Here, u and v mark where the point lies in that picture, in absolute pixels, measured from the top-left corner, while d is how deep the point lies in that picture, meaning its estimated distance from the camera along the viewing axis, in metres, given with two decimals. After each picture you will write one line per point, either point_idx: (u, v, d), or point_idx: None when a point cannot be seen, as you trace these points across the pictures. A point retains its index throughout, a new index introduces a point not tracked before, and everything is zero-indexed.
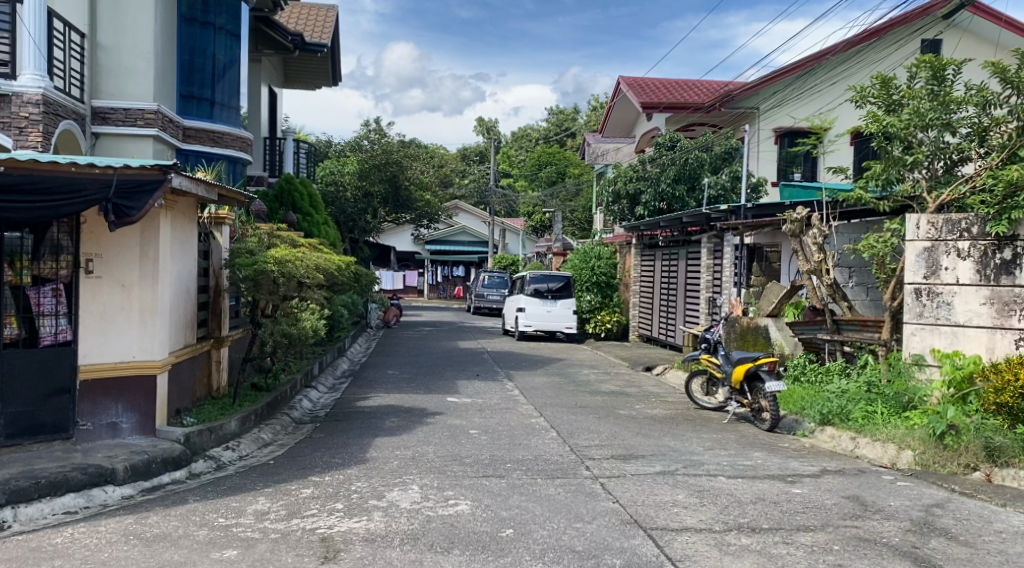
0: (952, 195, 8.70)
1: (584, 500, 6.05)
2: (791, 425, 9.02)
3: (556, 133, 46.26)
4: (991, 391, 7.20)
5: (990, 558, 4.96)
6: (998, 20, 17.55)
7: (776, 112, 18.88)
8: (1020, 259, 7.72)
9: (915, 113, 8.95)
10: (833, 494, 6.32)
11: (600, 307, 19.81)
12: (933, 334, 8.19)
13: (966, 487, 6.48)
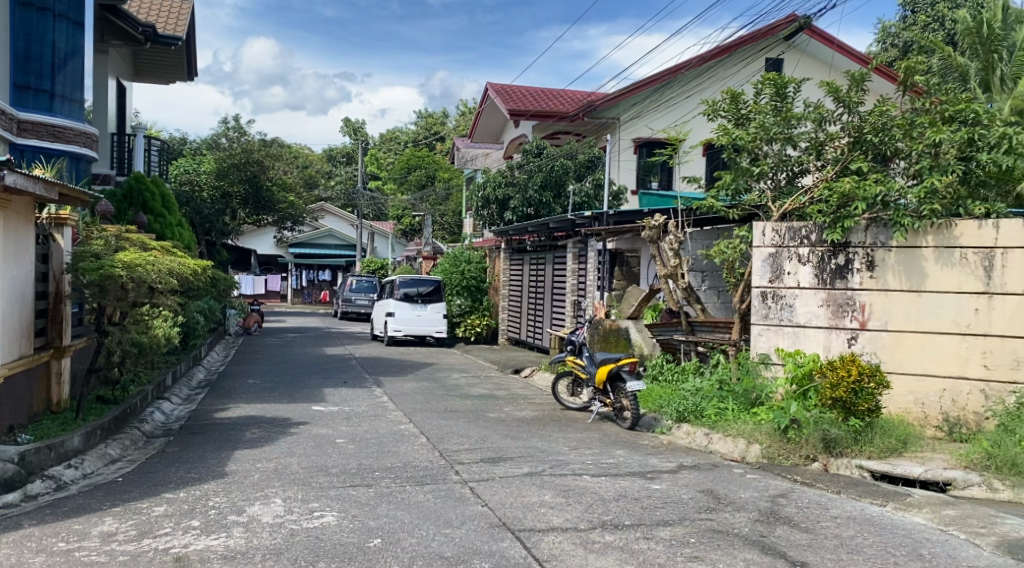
0: (793, 205, 9.32)
1: (453, 505, 6.06)
2: (650, 422, 9.38)
3: (424, 136, 46.06)
4: (827, 387, 7.71)
5: (827, 542, 5.34)
6: (832, 43, 19.00)
7: (636, 122, 19.48)
8: (852, 264, 8.39)
9: (760, 126, 9.56)
10: (689, 489, 6.63)
11: (470, 311, 19.93)
12: (778, 334, 8.81)
13: (806, 477, 6.97)
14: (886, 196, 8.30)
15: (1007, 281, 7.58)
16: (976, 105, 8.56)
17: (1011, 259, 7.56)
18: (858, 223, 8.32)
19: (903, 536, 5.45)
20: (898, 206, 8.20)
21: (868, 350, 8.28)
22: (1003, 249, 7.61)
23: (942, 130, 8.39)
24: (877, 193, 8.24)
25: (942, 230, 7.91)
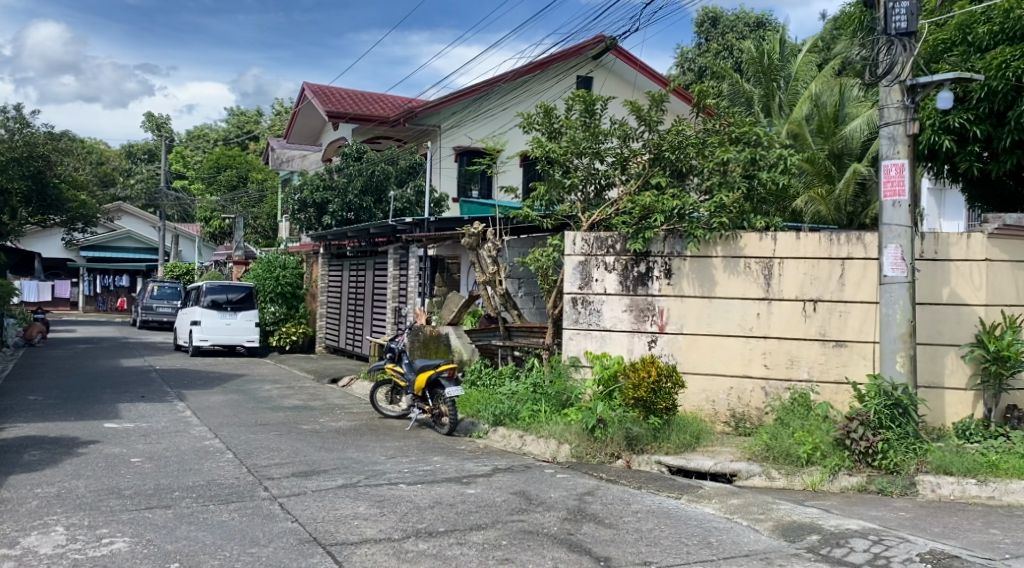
0: (601, 215, 9.84)
1: (261, 523, 5.81)
2: (468, 427, 9.49)
3: (236, 135, 44.01)
4: (629, 387, 8.11)
5: (628, 536, 5.64)
6: (635, 64, 20.18)
7: (455, 131, 19.71)
8: (652, 272, 8.93)
9: (570, 141, 9.99)
10: (502, 492, 6.76)
11: (285, 319, 19.18)
12: (586, 338, 9.21)
13: (611, 474, 7.32)
14: (682, 210, 8.91)
15: (784, 288, 8.40)
16: (757, 128, 9.52)
17: (787, 269, 8.40)
18: (657, 234, 8.89)
19: (695, 526, 5.86)
20: (692, 219, 8.84)
21: (666, 352, 8.84)
22: (780, 260, 8.43)
23: (729, 150, 9.33)
24: (674, 207, 8.86)
25: (729, 241, 8.60)
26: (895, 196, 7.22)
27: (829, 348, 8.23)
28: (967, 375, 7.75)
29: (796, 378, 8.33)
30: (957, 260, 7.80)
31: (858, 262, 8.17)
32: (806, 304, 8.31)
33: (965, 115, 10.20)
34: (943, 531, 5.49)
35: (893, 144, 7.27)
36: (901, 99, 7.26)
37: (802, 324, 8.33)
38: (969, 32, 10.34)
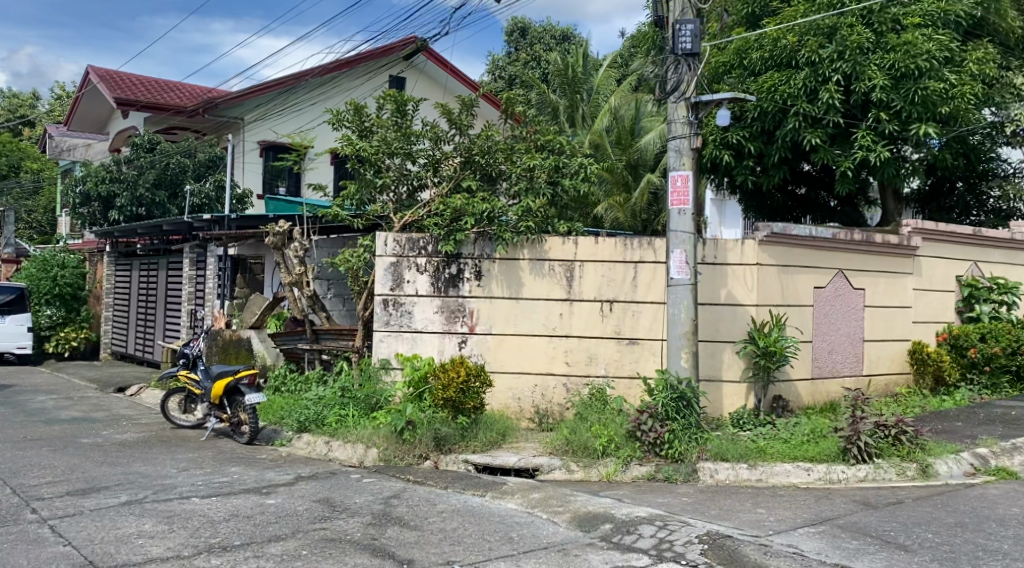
0: (413, 216, 9.80)
1: (26, 549, 5.24)
2: (269, 435, 9.07)
3: (6, 119, 39.53)
4: (439, 388, 8.06)
5: (432, 537, 5.66)
6: (445, 67, 20.30)
7: (259, 124, 18.90)
8: (462, 274, 9.03)
9: (381, 141, 9.87)
10: (304, 500, 6.55)
11: (63, 323, 17.46)
12: (397, 340, 9.16)
13: (418, 476, 7.32)
14: (491, 213, 8.97)
15: (584, 290, 8.80)
16: (560, 137, 9.80)
17: (587, 271, 8.80)
18: (468, 236, 8.97)
19: (497, 523, 5.98)
20: (501, 222, 8.97)
21: (476, 352, 8.97)
22: (581, 262, 8.81)
23: (535, 157, 9.55)
24: (484, 210, 8.89)
25: (535, 244, 8.89)
26: (681, 205, 7.78)
27: (624, 345, 8.73)
28: (741, 368, 8.50)
29: (594, 374, 8.76)
30: (733, 264, 8.55)
31: (649, 266, 8.72)
32: (603, 304, 8.76)
33: (742, 132, 12.07)
34: (720, 513, 5.98)
35: (679, 156, 7.82)
36: (686, 114, 7.82)
37: (599, 323, 8.77)
38: (745, 56, 12.19)
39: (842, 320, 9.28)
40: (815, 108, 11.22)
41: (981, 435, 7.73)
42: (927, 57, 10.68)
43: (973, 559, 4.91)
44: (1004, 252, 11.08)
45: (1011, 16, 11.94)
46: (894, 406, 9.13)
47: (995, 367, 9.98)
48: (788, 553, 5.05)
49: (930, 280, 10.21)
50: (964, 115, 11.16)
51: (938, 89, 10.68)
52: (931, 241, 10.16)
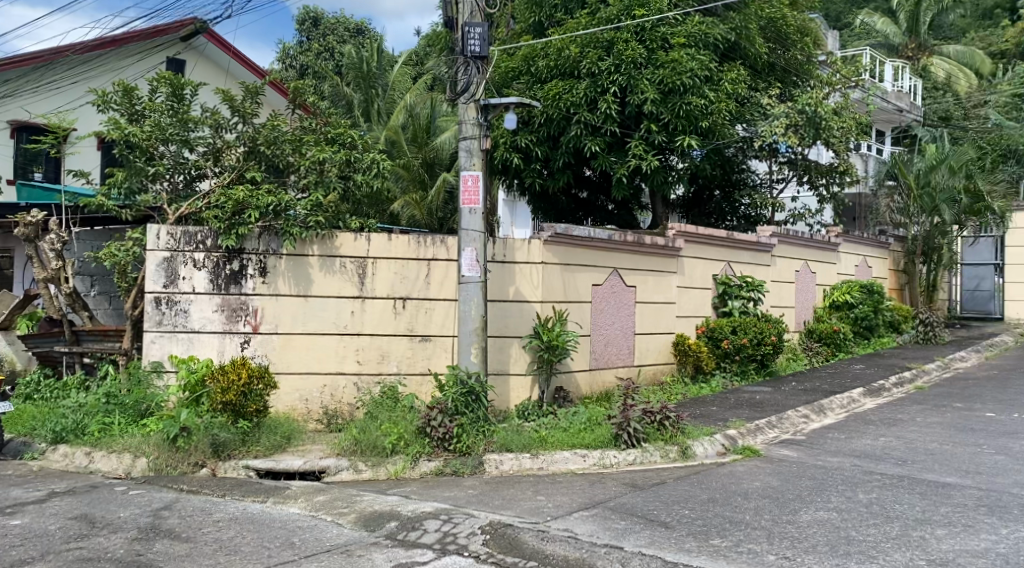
0: (190, 208, 9.20)
1: None
2: (17, 448, 8.13)
3: None
4: (218, 391, 7.70)
5: (205, 548, 5.36)
6: (227, 50, 19.21)
7: (8, 102, 17.09)
8: (246, 270, 8.59)
9: (155, 126, 9.20)
10: (58, 518, 5.95)
11: None
12: (171, 341, 8.56)
13: (192, 485, 6.90)
14: (278, 207, 8.61)
15: (375, 287, 8.72)
16: (352, 131, 9.58)
17: (378, 269, 8.73)
18: (251, 231, 8.57)
19: (278, 528, 5.78)
20: (288, 216, 8.61)
21: (259, 352, 8.58)
22: (373, 260, 8.73)
23: (325, 150, 9.24)
24: (269, 203, 8.53)
25: (325, 240, 8.65)
26: (472, 204, 7.89)
27: (416, 342, 8.78)
28: (527, 362, 8.84)
29: (385, 372, 8.73)
30: (520, 262, 8.85)
31: (441, 264, 8.86)
32: (395, 302, 8.75)
33: (529, 136, 12.72)
34: (502, 503, 6.17)
35: (470, 156, 7.97)
36: (476, 116, 7.99)
37: (391, 320, 8.74)
38: (532, 63, 12.81)
39: (616, 314, 9.91)
40: (594, 117, 12.09)
41: (731, 418, 8.60)
42: (690, 75, 11.74)
43: (722, 530, 5.44)
44: (753, 254, 12.38)
45: (759, 43, 13.15)
46: (661, 394, 9.92)
47: (744, 356, 11.02)
48: (563, 537, 5.31)
49: (692, 277, 11.17)
50: (721, 129, 12.29)
51: (699, 105, 11.81)
52: (693, 243, 11.13)
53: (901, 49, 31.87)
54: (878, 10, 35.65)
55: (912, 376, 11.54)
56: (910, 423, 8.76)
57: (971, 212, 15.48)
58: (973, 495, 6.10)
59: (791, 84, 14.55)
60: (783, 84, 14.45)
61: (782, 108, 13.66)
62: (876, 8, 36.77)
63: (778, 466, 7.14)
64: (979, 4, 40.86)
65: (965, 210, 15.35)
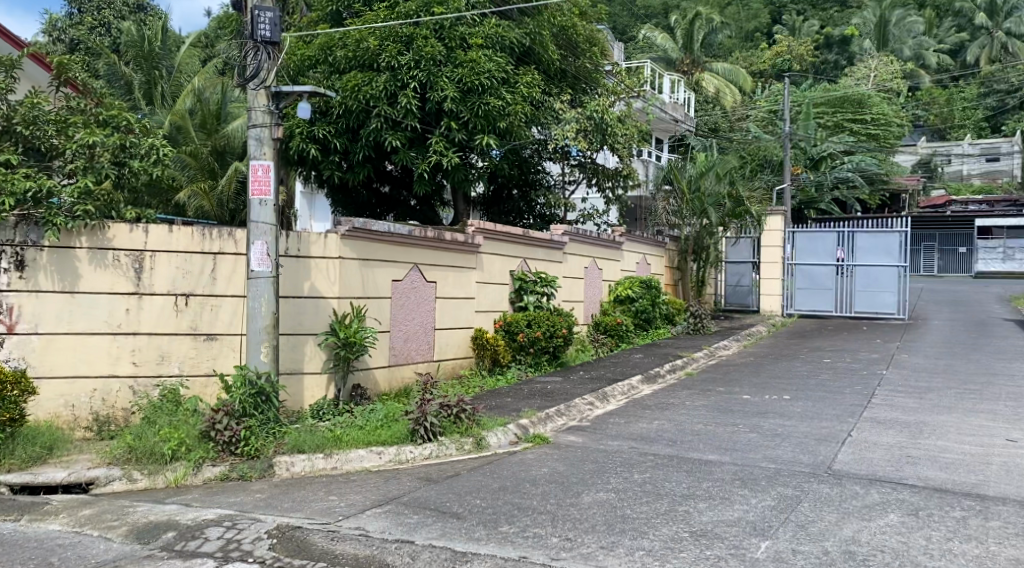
0: None
1: None
2: None
3: None
4: None
5: None
6: None
7: None
8: None
9: None
10: None
11: None
12: None
13: None
14: (39, 193, 7.79)
15: (154, 283, 8.12)
16: (127, 114, 8.93)
17: (158, 263, 8.14)
18: (5, 219, 7.67)
19: (33, 548, 5.25)
20: (52, 204, 7.79)
21: (15, 356, 7.70)
22: (151, 253, 8.12)
23: (95, 132, 8.46)
24: (28, 188, 7.68)
25: (95, 232, 7.92)
26: (262, 195, 7.58)
27: (200, 342, 8.32)
28: (323, 360, 8.62)
29: (166, 374, 8.18)
30: (316, 257, 8.63)
31: (229, 258, 8.44)
32: (178, 299, 8.21)
33: (328, 127, 12.42)
34: (291, 505, 6.00)
35: (260, 145, 7.63)
36: (267, 104, 7.67)
37: (173, 318, 8.20)
38: (331, 53, 12.53)
39: (415, 310, 9.92)
40: (395, 111, 12.04)
41: (523, 408, 8.91)
42: (488, 76, 12.03)
43: (510, 517, 5.63)
44: (546, 251, 12.87)
45: (552, 50, 13.74)
46: (459, 387, 10.07)
47: (538, 348, 11.41)
48: (353, 536, 5.26)
49: (490, 273, 11.43)
50: (517, 131, 12.68)
51: (496, 106, 12.07)
52: (490, 240, 11.39)
53: (677, 64, 34.53)
54: (658, 27, 38.39)
55: (683, 364, 12.59)
56: (681, 406, 9.54)
57: (733, 216, 17.23)
58: (731, 469, 6.77)
59: (581, 91, 15.21)
60: (574, 90, 15.12)
61: (573, 114, 14.49)
62: (656, 23, 39.56)
63: (564, 452, 7.50)
64: (742, 27, 45.24)
65: (728, 214, 17.08)
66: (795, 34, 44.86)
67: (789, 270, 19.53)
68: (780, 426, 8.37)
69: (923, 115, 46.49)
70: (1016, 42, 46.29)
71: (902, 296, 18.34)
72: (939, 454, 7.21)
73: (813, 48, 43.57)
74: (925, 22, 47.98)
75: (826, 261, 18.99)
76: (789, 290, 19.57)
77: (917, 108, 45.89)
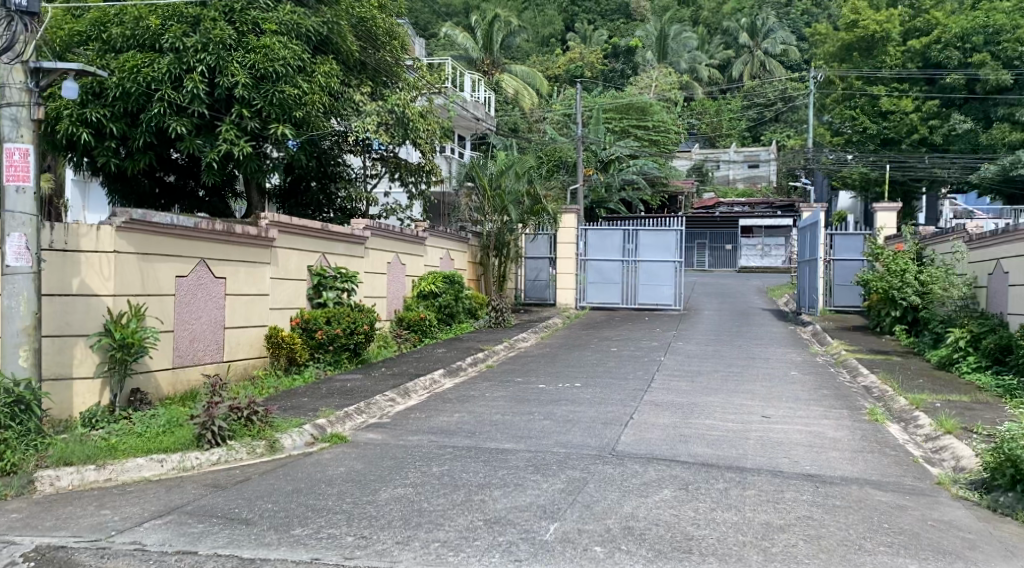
0: None
1: None
2: None
3: None
4: None
5: None
6: None
7: None
8: None
9: None
10: None
11: None
12: None
13: None
14: None
15: None
16: None
17: None
18: None
19: None
20: None
21: None
22: None
23: None
24: None
25: None
26: (20, 181, 6.81)
27: None
28: (95, 363, 7.90)
29: None
30: (86, 251, 7.90)
31: None
32: None
33: (101, 110, 11.32)
34: (55, 524, 5.47)
35: (16, 126, 6.86)
36: (24, 80, 6.91)
37: None
38: (105, 30, 11.54)
39: (202, 307, 9.37)
40: (179, 96, 11.28)
41: (321, 408, 8.69)
42: (283, 63, 11.62)
43: (303, 519, 5.48)
44: (346, 246, 12.61)
45: (350, 41, 13.46)
46: (251, 389, 9.63)
47: (338, 345, 11.14)
48: (128, 551, 4.92)
49: (286, 269, 11.02)
50: (315, 121, 12.39)
51: (293, 95, 11.74)
52: (286, 233, 10.98)
53: (478, 63, 35.10)
54: (457, 26, 38.84)
55: (484, 356, 12.87)
56: (480, 398, 9.75)
57: (531, 214, 17.92)
58: (524, 457, 7.01)
59: (381, 84, 15.09)
60: (374, 83, 14.97)
61: (373, 106, 14.21)
62: (457, 22, 39.98)
63: (362, 450, 7.41)
64: (538, 32, 46.82)
65: (526, 211, 17.70)
66: (587, 42, 47.73)
67: (582, 265, 20.51)
68: (571, 413, 8.79)
69: (695, 123, 50.73)
70: (772, 61, 51.70)
71: (678, 290, 19.95)
72: (708, 432, 7.91)
73: (602, 57, 46.09)
74: (699, 38, 52.22)
75: (614, 256, 20.24)
76: (582, 285, 20.56)
77: (692, 117, 49.96)
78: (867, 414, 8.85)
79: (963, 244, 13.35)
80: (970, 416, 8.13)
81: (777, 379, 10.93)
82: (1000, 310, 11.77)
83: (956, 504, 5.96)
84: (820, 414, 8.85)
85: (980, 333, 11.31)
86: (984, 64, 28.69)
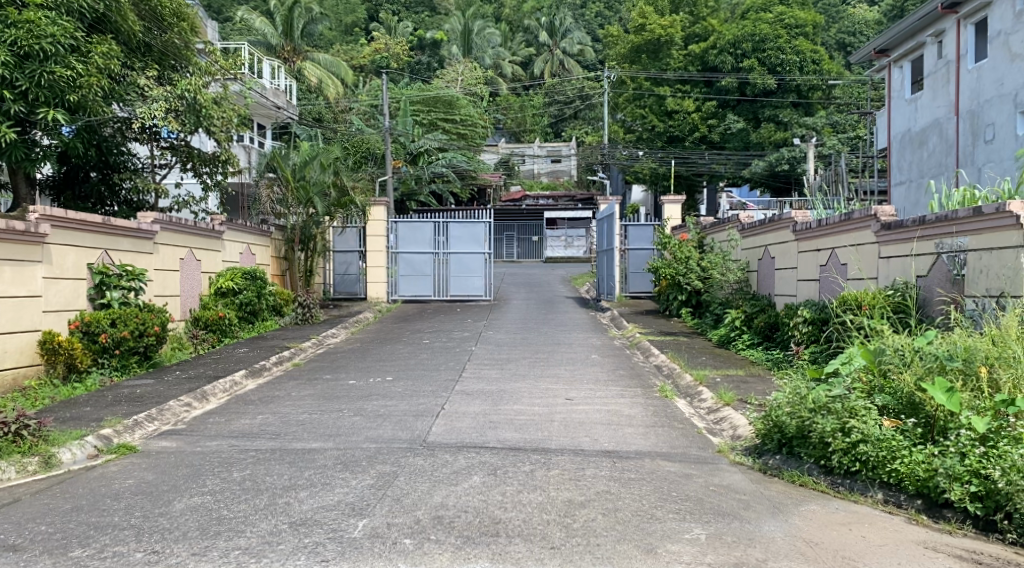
0: None
1: None
2: None
3: None
4: None
5: None
6: None
7: None
8: None
9: None
10: None
11: None
12: None
13: None
14: None
15: None
16: None
17: None
18: None
19: None
20: None
21: None
22: None
23: None
24: None
25: None
26: None
27: None
28: None
29: None
30: None
31: None
32: None
33: None
34: None
35: None
36: None
37: None
38: None
39: None
40: None
41: (105, 417, 8.00)
42: (51, 41, 10.55)
43: (84, 539, 5.04)
44: (132, 241, 11.67)
45: (132, 20, 12.45)
46: (21, 401, 8.68)
47: (124, 349, 10.31)
48: None
49: (61, 267, 10.00)
50: (92, 106, 11.38)
51: (64, 77, 10.74)
52: (60, 228, 9.98)
53: (278, 50, 33.96)
54: (255, 10, 37.18)
55: (290, 355, 12.44)
56: (286, 398, 9.41)
57: (338, 205, 17.53)
58: (333, 455, 6.86)
59: (169, 68, 14.11)
60: (160, 67, 13.94)
61: (160, 91, 13.30)
62: (254, 7, 38.30)
63: (154, 460, 6.91)
64: (342, 20, 45.78)
65: (333, 203, 17.28)
66: (392, 32, 47.14)
67: (392, 258, 20.28)
68: (382, 407, 8.72)
69: (500, 118, 51.90)
70: (569, 60, 54.05)
71: (489, 280, 20.41)
72: (515, 417, 8.13)
73: (407, 49, 46.02)
74: (501, 35, 53.41)
75: (424, 249, 20.25)
76: (393, 278, 20.36)
77: (497, 112, 51.25)
78: (658, 391, 9.53)
79: (737, 232, 14.66)
80: (745, 388, 8.97)
81: (579, 363, 11.47)
82: (768, 292, 13.07)
83: (733, 469, 6.54)
84: (618, 394, 9.38)
85: (752, 313, 12.53)
86: (753, 68, 31.58)
